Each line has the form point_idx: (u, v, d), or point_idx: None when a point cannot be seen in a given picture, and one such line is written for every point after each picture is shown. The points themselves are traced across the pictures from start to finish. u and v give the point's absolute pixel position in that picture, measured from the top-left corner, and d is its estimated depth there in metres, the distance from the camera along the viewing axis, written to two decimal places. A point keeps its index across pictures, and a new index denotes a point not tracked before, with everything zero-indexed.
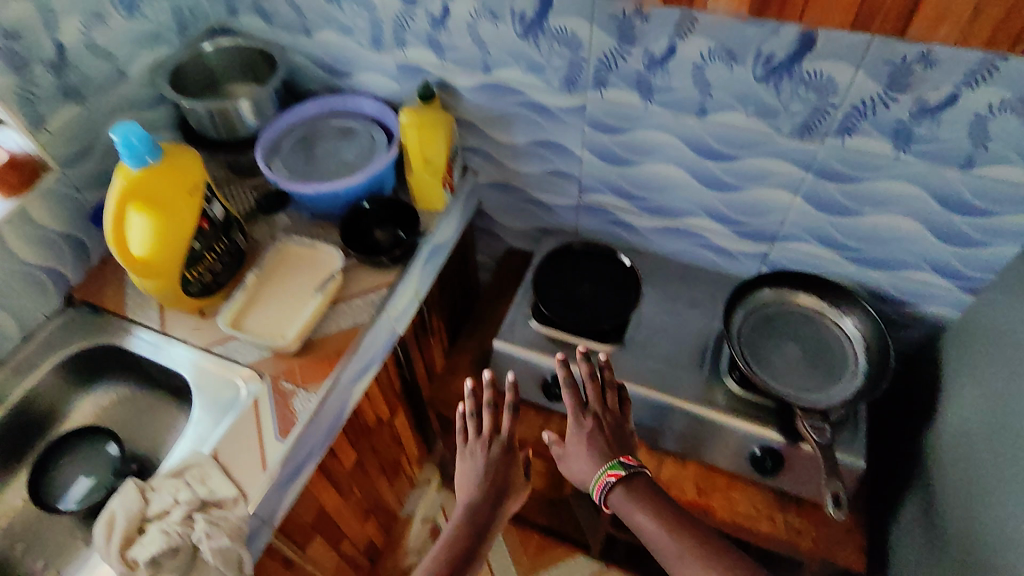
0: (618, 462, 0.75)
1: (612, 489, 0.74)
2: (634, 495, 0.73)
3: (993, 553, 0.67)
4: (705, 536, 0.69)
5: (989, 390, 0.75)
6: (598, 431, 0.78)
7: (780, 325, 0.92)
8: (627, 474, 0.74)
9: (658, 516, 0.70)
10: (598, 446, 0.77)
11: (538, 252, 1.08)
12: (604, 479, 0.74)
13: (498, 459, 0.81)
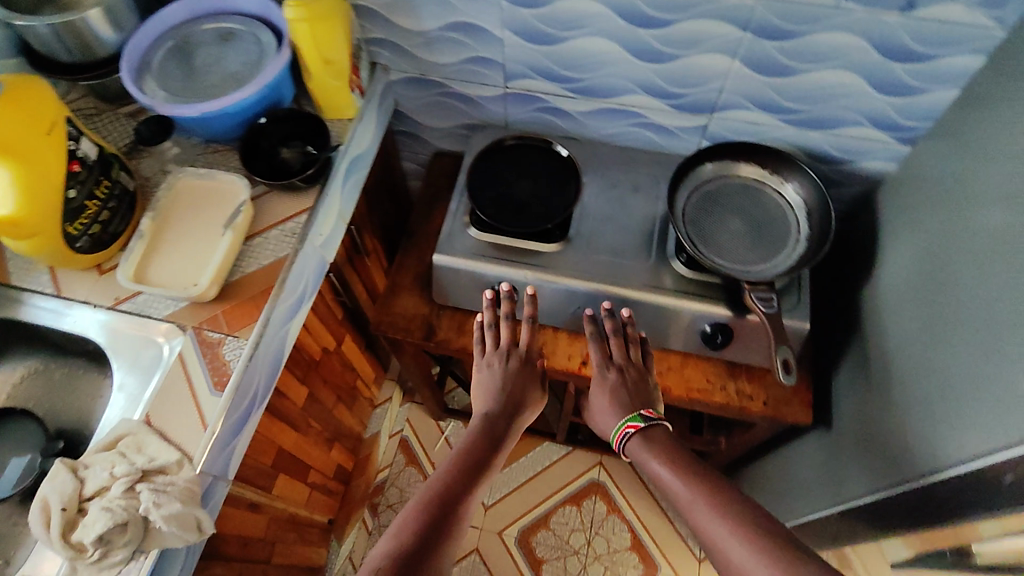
0: (639, 414, 0.79)
1: (630, 438, 0.77)
2: (649, 443, 0.75)
3: (930, 397, 0.70)
4: (708, 477, 0.68)
5: (926, 242, 0.75)
6: (620, 383, 0.83)
7: (723, 200, 0.89)
8: (646, 426, 0.77)
9: (668, 462, 0.71)
10: (620, 399, 0.81)
11: (468, 151, 1.00)
12: (624, 430, 0.78)
13: (516, 374, 0.83)
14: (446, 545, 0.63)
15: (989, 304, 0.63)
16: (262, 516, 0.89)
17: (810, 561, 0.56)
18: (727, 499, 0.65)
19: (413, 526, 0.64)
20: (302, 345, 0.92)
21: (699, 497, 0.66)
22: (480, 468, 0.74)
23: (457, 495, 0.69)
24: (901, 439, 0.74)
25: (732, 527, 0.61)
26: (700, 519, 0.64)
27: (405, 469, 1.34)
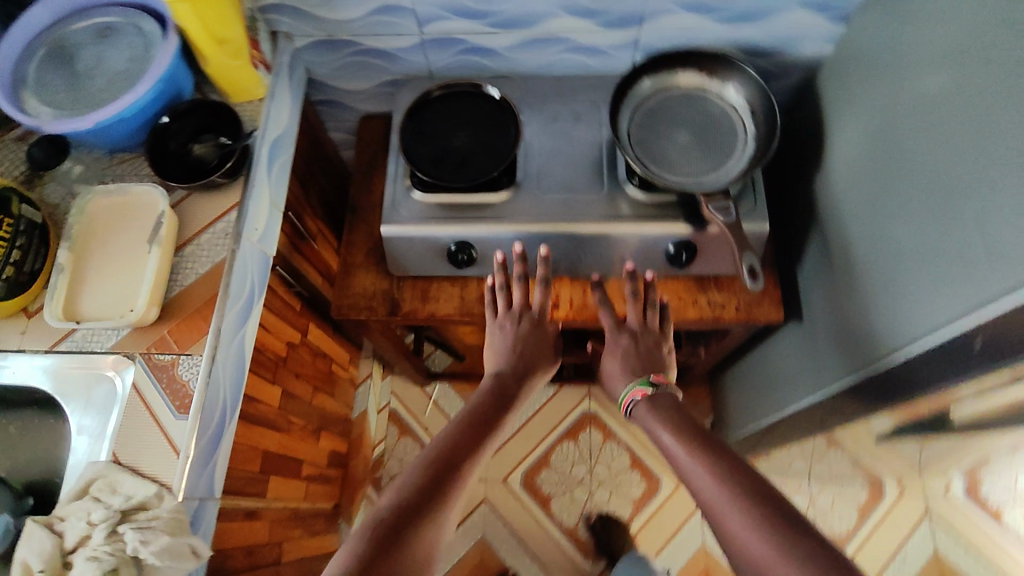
0: (649, 380, 0.76)
1: (636, 404, 0.75)
2: (656, 409, 0.72)
3: (893, 278, 0.70)
4: (716, 447, 0.64)
5: (873, 121, 0.74)
6: (632, 347, 0.81)
7: (666, 114, 0.86)
8: (653, 392, 0.75)
9: (673, 428, 0.68)
10: (631, 364, 0.80)
11: (396, 111, 0.93)
12: (631, 394, 0.76)
13: (527, 335, 0.83)
14: (444, 502, 0.63)
15: (941, 175, 0.62)
16: (260, 521, 0.88)
17: (801, 535, 0.51)
18: (732, 468, 0.60)
19: (411, 482, 0.64)
20: (263, 345, 0.89)
21: (700, 464, 0.61)
22: (485, 430, 0.73)
23: (459, 455, 0.68)
24: (867, 323, 0.75)
25: (726, 495, 0.57)
26: (700, 487, 0.60)
27: (400, 441, 1.34)
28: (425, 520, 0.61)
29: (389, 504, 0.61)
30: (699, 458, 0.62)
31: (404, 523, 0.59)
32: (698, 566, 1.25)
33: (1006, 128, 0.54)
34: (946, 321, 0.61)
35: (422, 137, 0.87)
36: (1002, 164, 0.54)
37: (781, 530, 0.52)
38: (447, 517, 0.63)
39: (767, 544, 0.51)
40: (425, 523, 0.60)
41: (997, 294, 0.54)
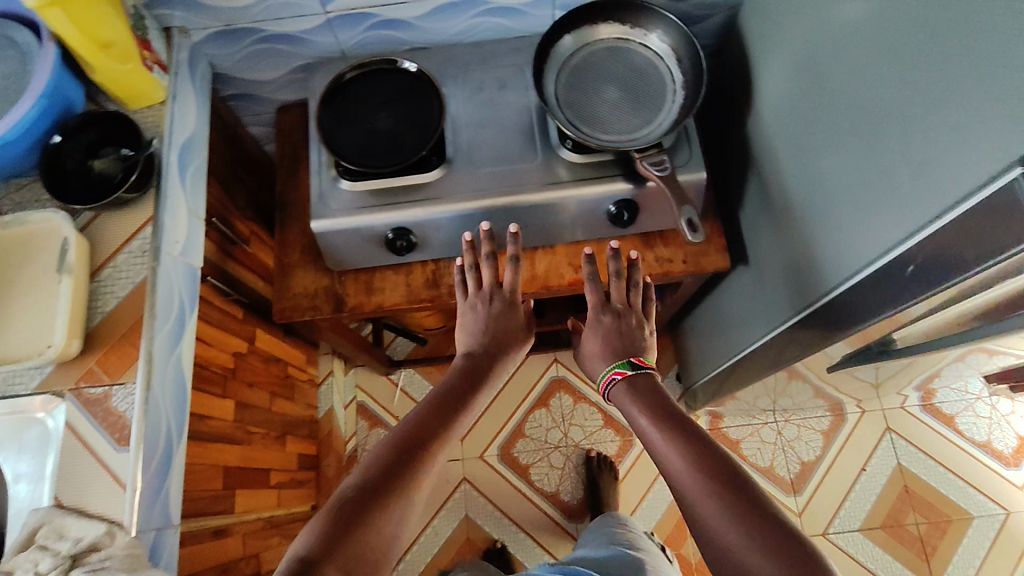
0: (628, 361, 0.75)
1: (614, 384, 0.74)
2: (636, 387, 0.72)
3: (832, 213, 0.70)
4: (694, 427, 0.64)
5: (798, 55, 0.72)
6: (612, 327, 0.80)
7: (593, 71, 0.82)
8: (633, 374, 0.73)
9: (653, 409, 0.67)
10: (609, 344, 0.79)
11: (312, 97, 0.88)
12: (610, 376, 0.75)
13: (500, 316, 0.80)
14: (413, 480, 0.60)
15: (870, 105, 0.61)
16: (232, 538, 0.86)
17: (770, 528, 0.53)
18: (711, 448, 0.60)
19: (379, 462, 0.60)
20: (206, 360, 0.85)
21: (681, 452, 0.61)
22: (454, 407, 0.69)
23: (429, 431, 0.65)
24: (811, 260, 0.76)
25: (705, 485, 0.57)
26: (679, 473, 0.59)
27: (372, 433, 1.34)
28: (393, 495, 0.58)
29: (355, 484, 0.58)
30: (680, 443, 0.61)
31: (370, 499, 0.57)
32: (679, 511, 1.28)
33: (930, 49, 0.52)
34: (885, 251, 0.61)
35: (342, 122, 0.82)
36: (928, 87, 0.53)
37: (758, 526, 0.53)
38: (416, 493, 0.60)
39: (746, 540, 0.52)
40: (393, 498, 0.58)
41: (930, 219, 0.54)
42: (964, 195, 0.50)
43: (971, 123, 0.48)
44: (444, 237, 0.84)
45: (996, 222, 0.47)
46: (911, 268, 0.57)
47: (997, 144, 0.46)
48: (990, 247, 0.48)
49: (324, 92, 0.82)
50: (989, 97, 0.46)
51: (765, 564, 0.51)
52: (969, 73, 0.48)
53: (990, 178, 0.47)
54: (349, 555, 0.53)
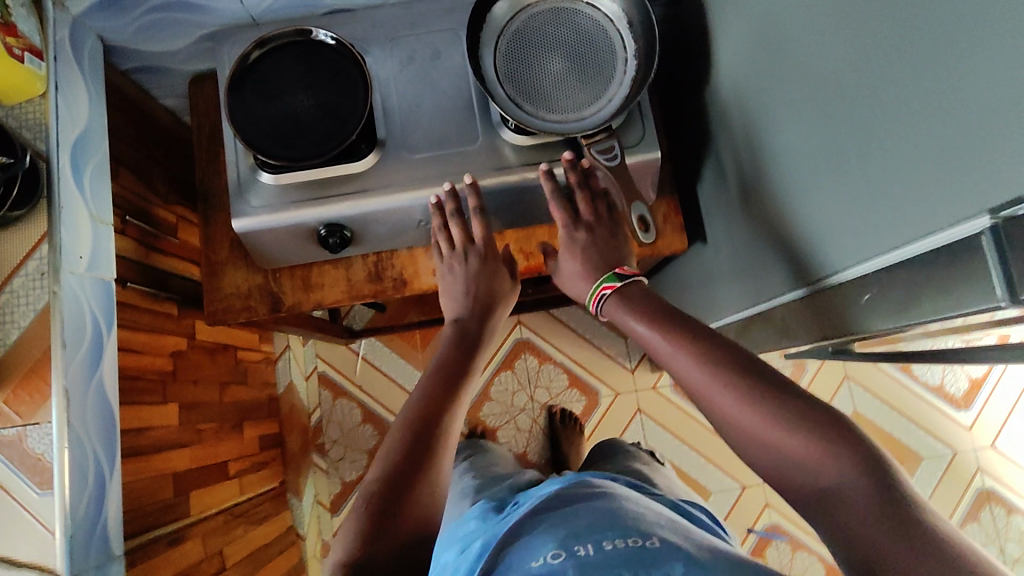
0: (613, 274, 0.71)
1: (605, 300, 0.70)
2: (625, 299, 0.68)
3: (788, 204, 0.65)
4: (689, 326, 0.62)
5: (760, 23, 0.64)
6: (592, 245, 0.74)
7: (535, 37, 0.73)
8: (622, 284, 0.70)
9: (648, 322, 0.64)
10: (591, 260, 0.74)
11: (221, 75, 0.78)
12: (598, 293, 0.71)
13: (478, 273, 0.76)
14: (432, 455, 0.60)
15: (830, 95, 0.55)
16: (191, 542, 0.85)
17: (797, 408, 0.53)
18: (712, 348, 0.59)
19: (394, 450, 0.60)
20: (139, 370, 0.80)
21: (688, 362, 0.59)
22: (452, 376, 0.69)
23: (431, 407, 0.64)
24: (765, 252, 0.72)
25: (723, 389, 0.56)
26: (693, 384, 0.59)
27: (336, 403, 1.32)
28: (418, 478, 0.57)
29: (378, 476, 0.57)
30: (686, 350, 0.60)
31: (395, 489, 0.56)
32: None
33: (895, 47, 0.45)
34: (842, 268, 0.57)
35: (253, 103, 0.72)
36: (892, 91, 0.47)
37: (782, 407, 0.54)
38: (442, 467, 0.60)
39: (777, 432, 0.53)
40: (418, 481, 0.57)
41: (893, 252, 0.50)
42: (929, 224, 0.45)
43: (936, 142, 0.43)
44: (382, 230, 0.78)
45: (960, 258, 0.43)
46: (867, 297, 0.54)
47: (969, 174, 0.41)
48: (953, 284, 0.44)
49: (232, 74, 0.72)
50: (959, 119, 0.41)
51: (808, 442, 0.51)
52: (935, 86, 0.42)
53: (955, 221, 0.42)
54: (401, 540, 0.53)
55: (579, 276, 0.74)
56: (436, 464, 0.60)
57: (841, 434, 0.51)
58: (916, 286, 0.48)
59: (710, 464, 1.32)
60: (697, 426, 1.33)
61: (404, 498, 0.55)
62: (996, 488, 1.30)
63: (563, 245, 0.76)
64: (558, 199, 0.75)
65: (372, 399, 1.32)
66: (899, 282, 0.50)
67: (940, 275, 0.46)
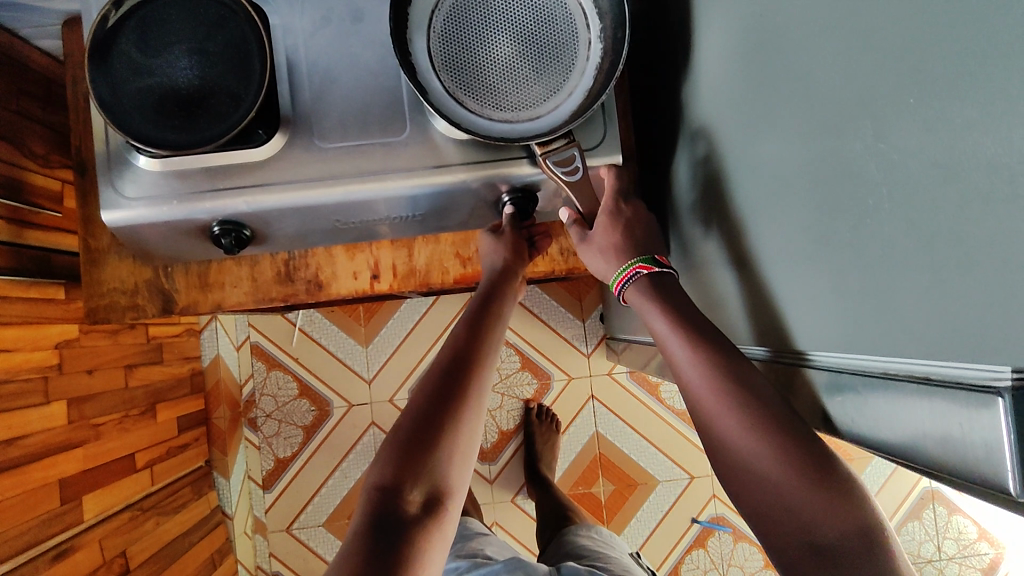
0: (651, 255, 0.62)
1: (636, 279, 0.61)
2: (655, 293, 0.59)
3: (754, 247, 0.55)
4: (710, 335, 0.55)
5: (751, 18, 0.51)
6: (632, 224, 0.65)
7: (478, 14, 0.60)
8: (659, 270, 0.61)
9: (669, 315, 0.57)
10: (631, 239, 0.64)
11: (85, 25, 0.62)
12: (632, 271, 0.61)
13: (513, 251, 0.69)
14: (471, 399, 0.56)
15: (818, 133, 0.44)
16: (84, 551, 0.78)
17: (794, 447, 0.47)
18: (732, 361, 0.52)
19: (431, 387, 0.56)
20: (9, 372, 0.70)
21: (703, 364, 0.53)
22: (490, 323, 0.63)
23: (471, 348, 0.60)
24: (727, 290, 0.62)
25: (729, 410, 0.50)
26: (699, 396, 0.53)
27: (270, 374, 1.23)
28: (455, 420, 0.54)
29: (416, 409, 0.55)
30: (705, 355, 0.53)
31: (431, 429, 0.53)
32: (590, 454, 1.28)
33: (913, 100, 0.35)
34: (809, 349, 0.49)
35: (123, 73, 0.58)
36: (901, 157, 0.36)
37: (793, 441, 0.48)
38: (480, 413, 0.57)
39: (780, 459, 0.47)
40: (457, 423, 0.54)
41: (875, 368, 0.42)
42: (927, 337, 0.36)
43: (955, 241, 0.33)
44: (288, 227, 0.67)
45: (964, 395, 0.35)
46: (840, 396, 0.47)
47: (990, 301, 0.31)
48: (953, 420, 0.36)
49: (91, 32, 0.57)
50: (987, 223, 0.31)
51: (796, 478, 0.47)
52: (967, 169, 0.32)
53: (965, 362, 0.34)
54: (431, 479, 0.52)
55: (608, 253, 0.63)
56: (474, 410, 0.56)
57: (841, 491, 0.46)
58: (899, 408, 0.41)
59: (660, 453, 1.28)
60: (652, 416, 1.28)
61: (437, 442, 0.53)
62: (940, 488, 1.30)
63: (599, 217, 0.64)
64: (569, 180, 0.62)
65: (309, 372, 1.23)
66: (873, 392, 0.43)
67: (946, 401, 0.36)
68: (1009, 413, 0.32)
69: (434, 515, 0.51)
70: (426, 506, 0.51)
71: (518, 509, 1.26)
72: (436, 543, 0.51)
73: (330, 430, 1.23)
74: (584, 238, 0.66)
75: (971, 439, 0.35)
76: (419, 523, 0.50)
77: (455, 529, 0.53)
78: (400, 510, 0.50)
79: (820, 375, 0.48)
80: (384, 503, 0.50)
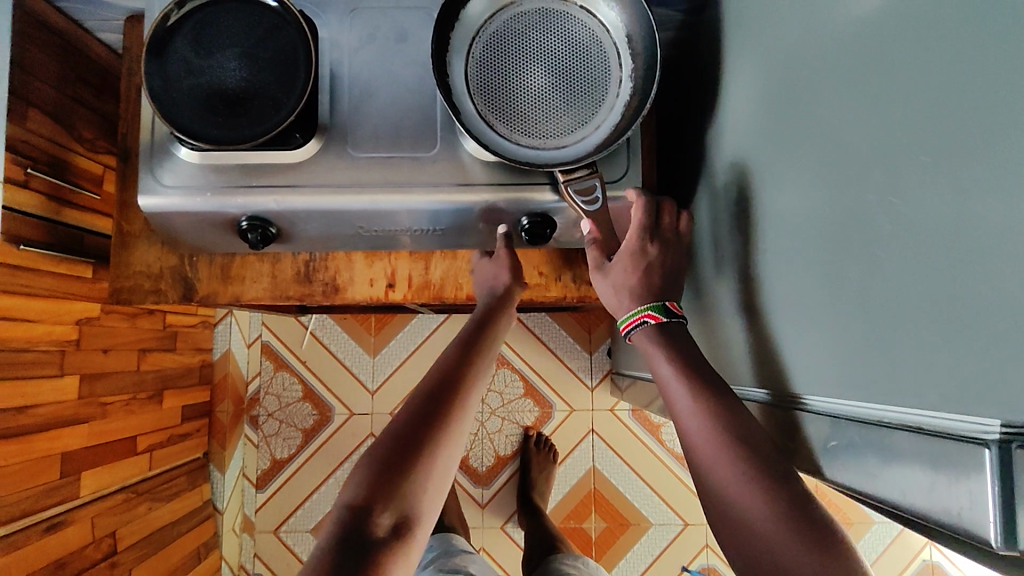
0: (663, 305, 0.62)
1: (643, 328, 0.61)
2: (664, 338, 0.60)
3: (764, 292, 0.56)
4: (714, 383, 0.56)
5: (778, 70, 0.53)
6: (655, 267, 0.65)
7: (517, 44, 0.63)
8: (667, 321, 0.61)
9: (674, 359, 0.58)
10: (649, 281, 0.64)
11: (146, 21, 0.66)
12: (640, 318, 0.62)
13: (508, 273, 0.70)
14: (454, 425, 0.56)
15: (832, 185, 0.45)
16: (76, 526, 0.79)
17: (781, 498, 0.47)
18: (730, 412, 0.53)
19: (414, 405, 0.57)
20: (29, 341, 0.72)
21: (702, 411, 0.54)
22: (480, 349, 0.63)
23: (459, 373, 0.60)
24: (733, 333, 0.63)
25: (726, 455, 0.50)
26: (695, 443, 0.53)
27: (276, 375, 1.25)
28: (434, 443, 0.55)
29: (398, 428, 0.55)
30: (703, 404, 0.54)
31: (410, 449, 0.53)
32: (585, 489, 1.27)
33: (926, 159, 0.36)
34: (810, 396, 0.49)
35: (176, 68, 0.61)
36: (911, 213, 0.37)
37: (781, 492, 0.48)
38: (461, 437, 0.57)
39: (764, 509, 0.47)
40: (437, 446, 0.54)
41: (869, 416, 0.42)
42: (921, 390, 0.37)
43: (956, 299, 0.34)
44: (312, 229, 0.69)
45: (952, 447, 0.35)
46: (833, 444, 0.47)
47: (984, 358, 0.32)
48: (940, 474, 0.36)
49: (152, 28, 0.61)
50: (989, 280, 0.32)
51: (784, 530, 0.46)
52: (971, 230, 0.33)
53: (955, 414, 0.34)
54: (405, 501, 0.52)
55: (621, 293, 0.64)
56: (456, 435, 0.56)
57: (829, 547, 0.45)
58: (889, 458, 0.41)
59: (655, 496, 1.26)
60: (650, 457, 1.27)
61: (415, 464, 0.53)
62: (941, 563, 1.26)
63: (625, 251, 0.64)
64: (589, 210, 0.64)
65: (315, 376, 1.25)
66: (866, 440, 0.43)
67: (935, 453, 0.37)
68: (994, 468, 0.32)
69: (403, 539, 0.51)
70: (395, 529, 0.51)
71: (507, 537, 1.25)
72: (402, 566, 0.50)
73: (329, 435, 1.23)
74: (601, 265, 0.65)
75: (956, 494, 0.35)
76: (388, 545, 0.50)
77: (422, 554, 0.53)
78: (369, 530, 0.50)
79: (817, 422, 0.49)
80: (355, 520, 0.50)
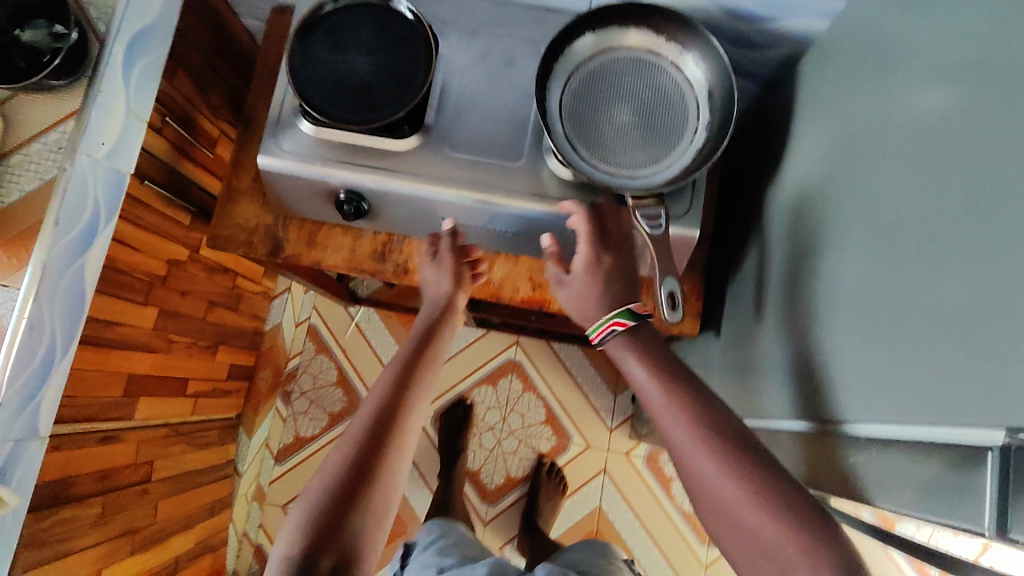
0: (627, 310, 0.65)
1: (614, 336, 0.65)
2: (635, 344, 0.64)
3: (802, 332, 0.61)
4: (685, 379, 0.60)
5: (841, 137, 0.59)
6: (614, 275, 0.69)
7: (609, 83, 0.71)
8: (634, 326, 0.65)
9: (646, 365, 0.62)
10: (611, 290, 0.68)
11: (296, 13, 0.77)
12: (609, 328, 0.65)
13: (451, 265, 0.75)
14: (391, 455, 0.60)
15: (878, 236, 0.50)
16: (124, 445, 0.86)
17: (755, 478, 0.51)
18: (696, 411, 0.57)
19: (365, 422, 0.61)
20: (129, 266, 0.80)
21: (677, 411, 0.57)
22: (420, 368, 0.68)
23: (399, 391, 0.65)
24: (768, 370, 0.67)
25: (705, 447, 0.54)
26: (675, 444, 0.57)
27: (316, 357, 1.31)
28: (373, 477, 0.57)
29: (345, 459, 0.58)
30: (679, 404, 0.58)
31: (351, 489, 0.56)
32: (588, 526, 1.28)
33: (961, 214, 0.41)
34: (834, 426, 0.53)
35: (316, 52, 0.71)
36: (943, 260, 0.42)
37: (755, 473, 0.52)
38: (402, 455, 0.61)
39: (744, 493, 0.51)
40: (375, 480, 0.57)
41: (887, 434, 0.47)
42: (936, 415, 0.41)
43: (975, 333, 0.38)
44: (398, 211, 0.77)
45: (963, 453, 0.39)
46: (852, 460, 0.51)
47: (993, 383, 0.36)
48: (946, 479, 0.41)
49: (303, 17, 0.71)
50: (1004, 316, 0.36)
51: (764, 508, 0.50)
52: (993, 274, 0.37)
53: (960, 426, 0.39)
54: (344, 541, 0.54)
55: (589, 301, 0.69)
56: (392, 467, 0.59)
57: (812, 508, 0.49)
58: (902, 469, 0.45)
59: (656, 548, 1.27)
60: (658, 508, 1.28)
61: (356, 500, 0.55)
62: None
63: (581, 262, 0.69)
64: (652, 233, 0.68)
65: (352, 365, 1.31)
66: (884, 455, 0.47)
67: (945, 461, 0.41)
68: (996, 467, 0.37)
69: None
70: (337, 568, 0.52)
71: None
72: None
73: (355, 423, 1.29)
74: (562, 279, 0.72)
75: (961, 496, 0.39)
76: None
77: None
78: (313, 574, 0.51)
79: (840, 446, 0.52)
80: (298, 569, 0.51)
